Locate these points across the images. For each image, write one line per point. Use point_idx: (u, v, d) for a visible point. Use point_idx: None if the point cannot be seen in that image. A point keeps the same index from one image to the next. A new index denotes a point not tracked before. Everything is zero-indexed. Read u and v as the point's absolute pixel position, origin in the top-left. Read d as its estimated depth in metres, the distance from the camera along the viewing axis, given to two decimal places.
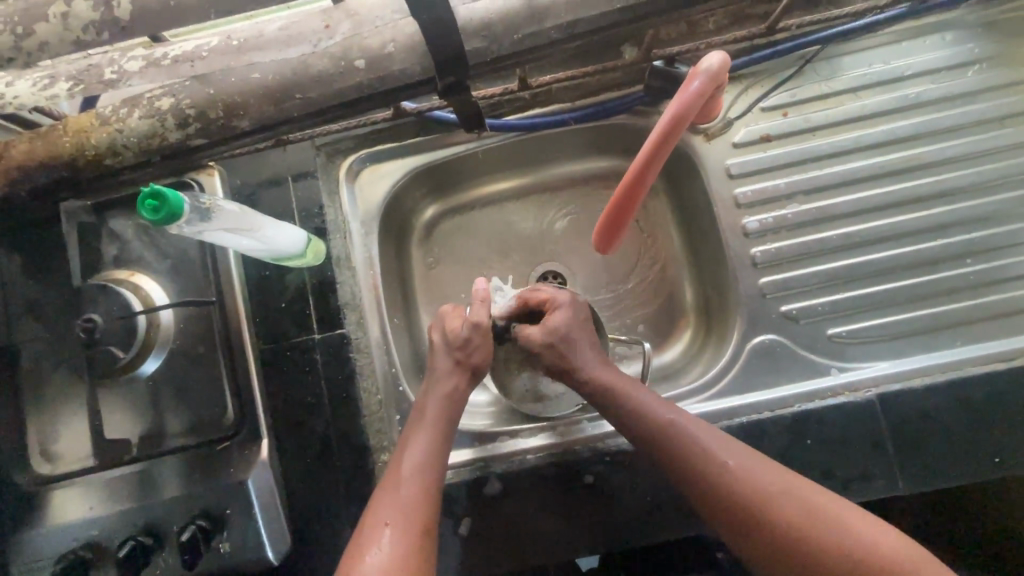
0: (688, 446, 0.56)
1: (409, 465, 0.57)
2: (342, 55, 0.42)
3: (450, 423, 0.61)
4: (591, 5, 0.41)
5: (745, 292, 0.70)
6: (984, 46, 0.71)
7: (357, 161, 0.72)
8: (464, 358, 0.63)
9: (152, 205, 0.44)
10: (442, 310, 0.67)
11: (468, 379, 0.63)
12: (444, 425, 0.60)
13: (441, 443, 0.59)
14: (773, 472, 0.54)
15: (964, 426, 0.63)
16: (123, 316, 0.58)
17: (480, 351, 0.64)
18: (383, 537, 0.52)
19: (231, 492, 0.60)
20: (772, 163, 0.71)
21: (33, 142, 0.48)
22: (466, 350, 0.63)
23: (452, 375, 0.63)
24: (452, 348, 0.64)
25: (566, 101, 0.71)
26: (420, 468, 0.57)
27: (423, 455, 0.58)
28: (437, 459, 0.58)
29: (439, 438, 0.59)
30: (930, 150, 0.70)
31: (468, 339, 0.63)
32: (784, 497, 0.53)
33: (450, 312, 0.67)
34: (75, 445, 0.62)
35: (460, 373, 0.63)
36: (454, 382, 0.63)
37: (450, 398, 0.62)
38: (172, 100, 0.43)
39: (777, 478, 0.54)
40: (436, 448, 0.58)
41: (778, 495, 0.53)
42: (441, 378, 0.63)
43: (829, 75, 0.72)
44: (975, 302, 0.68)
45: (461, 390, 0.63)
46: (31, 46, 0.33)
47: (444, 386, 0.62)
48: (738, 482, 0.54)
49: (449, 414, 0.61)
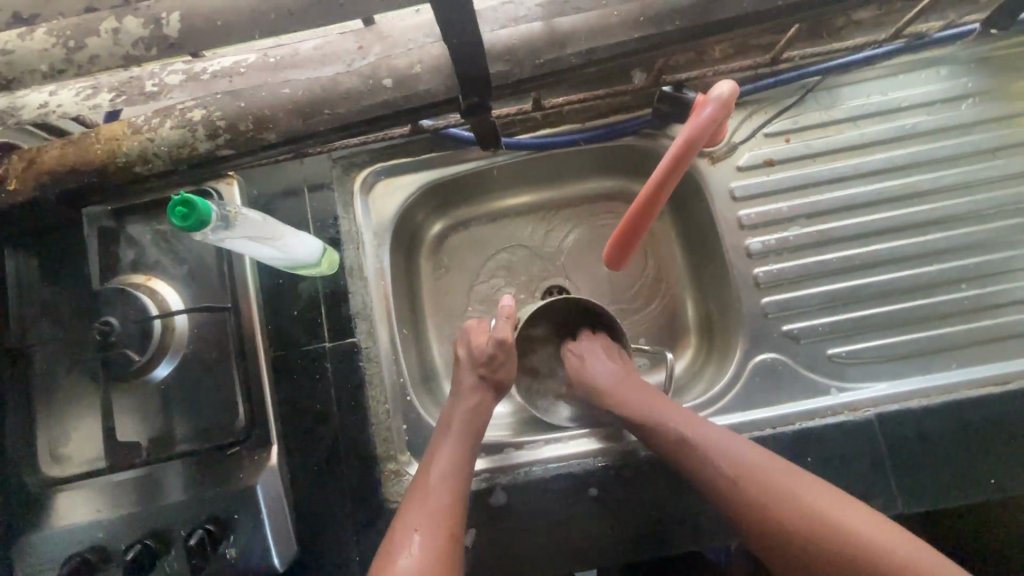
0: (705, 457, 0.57)
1: (437, 475, 0.58)
2: (371, 75, 0.44)
3: (477, 436, 0.62)
4: (610, 34, 0.43)
5: (748, 311, 0.72)
6: (977, 81, 0.75)
7: (372, 175, 0.74)
8: (487, 374, 0.66)
9: (182, 212, 0.45)
10: (466, 325, 0.70)
11: (491, 395, 0.66)
12: (470, 437, 0.62)
13: (467, 454, 0.60)
14: (791, 478, 0.54)
15: (962, 448, 0.65)
16: (139, 319, 0.60)
17: (503, 368, 0.66)
18: (412, 542, 0.53)
19: (240, 496, 0.61)
20: (775, 187, 0.73)
21: (65, 148, 0.49)
22: (490, 366, 0.66)
23: (476, 392, 0.65)
24: (476, 363, 0.66)
25: (577, 122, 0.73)
26: (448, 478, 0.58)
27: (450, 465, 0.59)
28: (463, 470, 0.59)
29: (466, 450, 0.61)
30: (926, 178, 0.73)
31: (491, 355, 0.66)
32: (803, 502, 0.53)
33: (475, 325, 0.70)
34: (84, 447, 0.63)
35: (483, 389, 0.65)
36: (479, 397, 0.65)
37: (475, 413, 0.64)
38: (203, 111, 0.44)
39: (795, 484, 0.54)
40: (463, 460, 0.60)
41: (798, 502, 0.53)
42: (466, 394, 0.65)
43: (829, 104, 0.75)
44: (971, 326, 0.69)
45: (485, 406, 0.65)
46: (82, 59, 0.35)
47: (470, 401, 0.64)
48: (754, 489, 0.54)
49: (475, 428, 0.63)
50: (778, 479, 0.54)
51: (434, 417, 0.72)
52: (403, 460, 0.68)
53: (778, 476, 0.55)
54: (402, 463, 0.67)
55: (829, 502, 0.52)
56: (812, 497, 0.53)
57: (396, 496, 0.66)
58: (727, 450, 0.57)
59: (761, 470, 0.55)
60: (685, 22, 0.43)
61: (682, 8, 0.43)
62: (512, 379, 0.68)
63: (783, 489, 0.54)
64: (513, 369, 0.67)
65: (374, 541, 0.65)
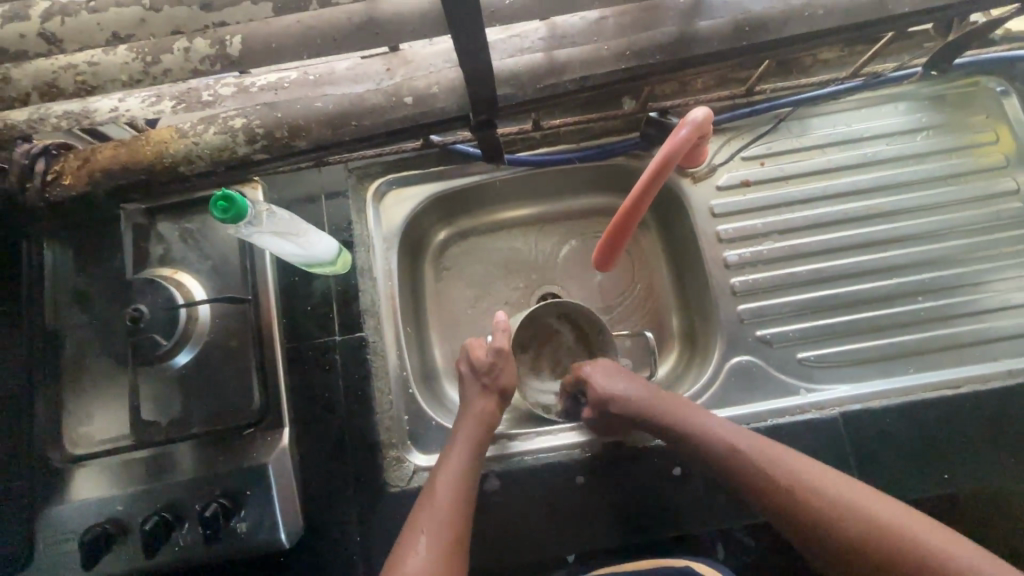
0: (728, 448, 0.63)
1: (444, 481, 0.64)
2: (395, 92, 0.51)
3: (483, 442, 0.68)
4: (602, 64, 0.50)
5: (725, 317, 0.78)
6: (931, 116, 0.83)
7: (384, 184, 0.81)
8: (490, 382, 0.72)
9: (222, 206, 0.51)
10: (466, 342, 0.75)
11: (497, 401, 0.71)
12: (477, 444, 0.67)
13: (473, 461, 0.66)
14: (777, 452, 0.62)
15: (919, 445, 0.70)
16: (167, 306, 0.64)
17: (504, 374, 0.72)
18: (419, 545, 0.59)
19: (251, 475, 0.65)
20: (751, 205, 0.81)
21: (117, 148, 0.55)
22: (492, 375, 0.72)
23: (481, 399, 0.71)
24: (479, 374, 0.72)
25: (572, 142, 0.81)
26: (454, 483, 0.63)
27: (456, 471, 0.64)
28: (468, 475, 0.64)
29: (472, 457, 0.66)
30: (887, 201, 0.81)
31: (493, 364, 0.72)
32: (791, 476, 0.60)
33: (475, 342, 0.75)
34: (107, 426, 0.67)
35: (488, 396, 0.71)
36: (485, 406, 0.70)
37: (479, 420, 0.69)
38: (244, 120, 0.51)
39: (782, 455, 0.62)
40: (469, 465, 0.65)
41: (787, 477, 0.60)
42: (473, 402, 0.71)
43: (800, 132, 0.83)
44: (927, 334, 0.76)
45: (490, 412, 0.70)
46: (156, 71, 0.42)
47: (475, 410, 0.70)
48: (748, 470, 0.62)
49: (480, 434, 0.68)
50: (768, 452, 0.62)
51: (434, 411, 0.77)
52: (404, 448, 0.73)
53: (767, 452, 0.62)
54: (403, 451, 0.72)
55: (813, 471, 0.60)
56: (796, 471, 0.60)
57: (397, 481, 0.71)
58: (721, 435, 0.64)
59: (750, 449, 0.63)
60: (666, 55, 0.50)
61: (662, 44, 0.50)
62: (514, 385, 0.73)
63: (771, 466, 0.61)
64: (513, 375, 0.73)
65: (374, 521, 0.69)
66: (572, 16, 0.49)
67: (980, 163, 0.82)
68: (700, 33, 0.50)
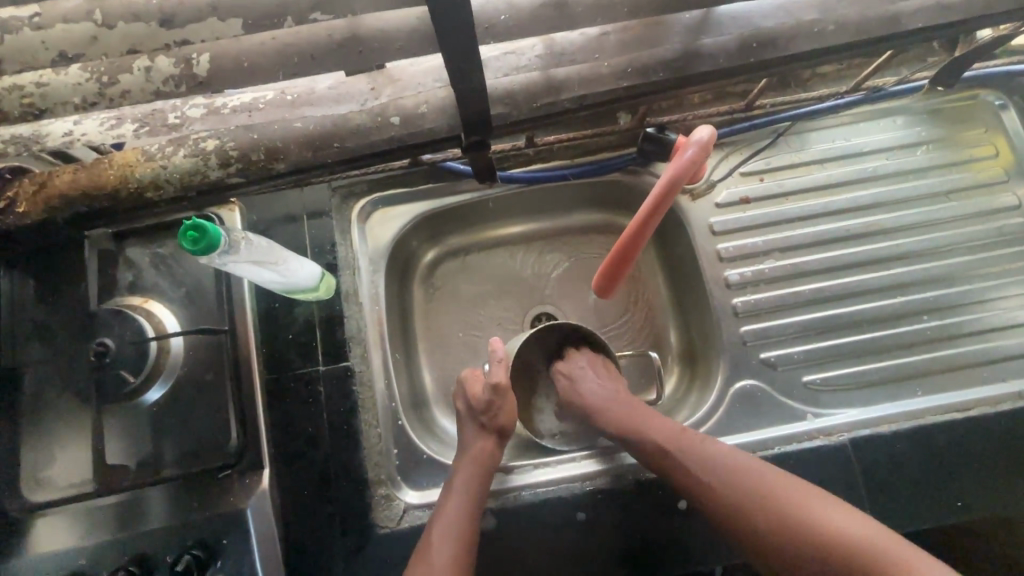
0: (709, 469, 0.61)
1: (439, 533, 0.60)
2: (380, 113, 0.47)
3: (483, 486, 0.64)
4: (602, 83, 0.47)
5: (728, 339, 0.75)
6: (930, 129, 0.82)
7: (369, 204, 0.77)
8: (488, 421, 0.68)
9: (192, 236, 0.47)
10: (462, 377, 0.71)
11: (496, 441, 0.68)
12: (475, 488, 0.63)
13: (472, 507, 0.62)
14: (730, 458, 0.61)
15: (930, 471, 0.68)
16: (135, 341, 0.60)
17: (503, 411, 0.68)
18: None
19: (230, 521, 0.61)
20: (752, 223, 0.78)
21: (76, 172, 0.50)
22: (489, 413, 0.68)
23: (478, 439, 0.67)
24: (476, 413, 0.68)
25: (565, 158, 0.77)
26: (451, 533, 0.60)
27: (453, 521, 0.61)
28: (468, 524, 0.61)
29: (471, 504, 0.62)
30: (889, 217, 0.79)
31: (489, 402, 0.68)
32: (749, 488, 0.59)
33: (471, 377, 0.71)
34: (68, 472, 0.62)
35: (487, 435, 0.67)
36: (483, 445, 0.67)
37: (477, 463, 0.65)
38: (216, 142, 0.46)
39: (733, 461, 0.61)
40: (468, 511, 0.62)
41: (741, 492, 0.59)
42: (470, 444, 0.67)
43: (800, 147, 0.80)
44: (933, 354, 0.74)
45: (488, 452, 0.66)
46: (114, 93, 0.37)
47: (472, 452, 0.66)
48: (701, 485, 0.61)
49: (480, 478, 0.64)
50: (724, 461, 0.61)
51: (427, 444, 0.73)
52: (393, 484, 0.69)
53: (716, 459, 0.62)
54: (392, 487, 0.68)
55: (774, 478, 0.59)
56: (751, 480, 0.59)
57: (388, 522, 0.67)
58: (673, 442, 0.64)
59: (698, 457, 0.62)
60: (670, 73, 0.47)
61: (666, 61, 0.47)
62: (514, 422, 0.69)
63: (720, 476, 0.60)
64: (513, 412, 0.69)
65: (364, 564, 0.65)
66: (570, 32, 0.46)
67: (981, 177, 0.80)
68: (706, 49, 0.47)
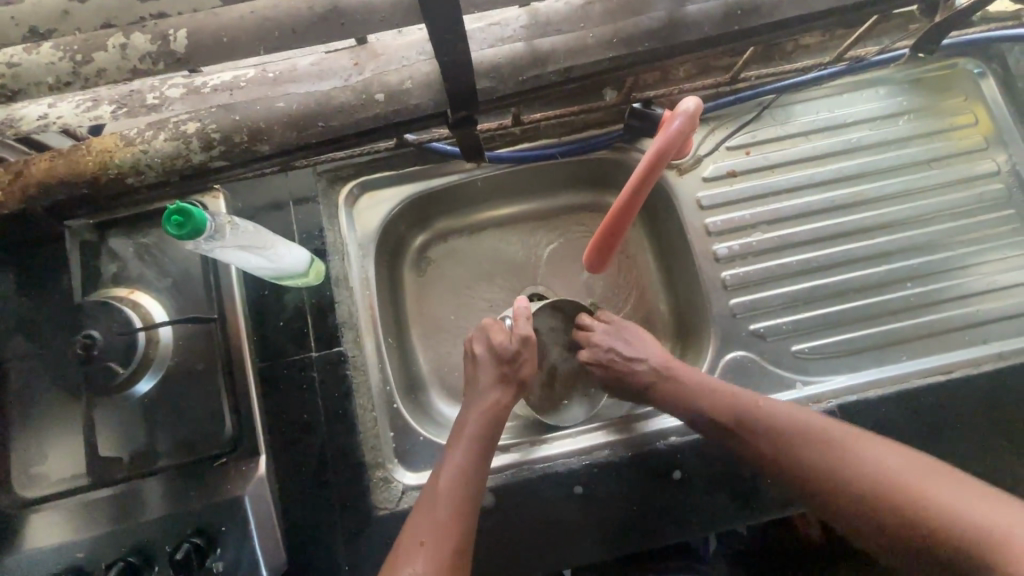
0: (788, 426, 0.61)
1: (446, 482, 0.60)
2: (364, 90, 0.46)
3: (492, 437, 0.64)
4: (587, 54, 0.47)
5: (718, 312, 0.76)
6: (910, 99, 0.82)
7: (357, 188, 0.76)
8: (510, 371, 0.68)
9: (177, 221, 0.46)
10: (484, 323, 0.71)
11: (512, 393, 0.67)
12: (485, 441, 0.63)
13: (480, 460, 0.62)
14: (846, 447, 0.58)
15: (916, 433, 0.70)
16: (122, 331, 0.59)
17: (526, 364, 0.68)
18: (416, 554, 0.56)
19: (227, 509, 0.61)
20: (739, 196, 0.79)
21: (53, 160, 0.49)
22: (512, 363, 0.68)
23: (494, 390, 0.67)
24: (500, 361, 0.68)
25: (552, 137, 0.77)
26: (456, 481, 0.60)
27: (460, 471, 0.61)
28: (475, 475, 0.61)
29: (479, 456, 0.62)
30: (872, 186, 0.80)
31: (514, 352, 0.68)
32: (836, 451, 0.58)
33: (493, 324, 0.71)
34: (60, 465, 0.61)
35: (504, 387, 0.67)
36: (497, 396, 0.66)
37: (490, 415, 0.65)
38: (197, 124, 0.46)
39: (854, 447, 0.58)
40: (475, 462, 0.62)
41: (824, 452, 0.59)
42: (484, 394, 0.67)
43: (785, 120, 0.81)
44: (916, 320, 0.76)
45: (503, 406, 0.66)
46: (89, 71, 0.37)
47: (486, 402, 0.66)
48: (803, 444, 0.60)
49: (490, 430, 0.64)
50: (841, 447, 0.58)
51: (422, 425, 0.73)
52: (391, 467, 0.69)
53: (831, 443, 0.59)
54: (390, 470, 0.69)
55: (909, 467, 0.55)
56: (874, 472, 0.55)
57: (386, 503, 0.67)
58: (770, 420, 0.62)
59: (805, 442, 0.60)
60: (656, 43, 0.47)
61: (652, 31, 0.47)
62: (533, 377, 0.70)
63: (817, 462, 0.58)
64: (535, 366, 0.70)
65: (364, 547, 0.66)
66: (554, 1, 0.45)
67: (962, 146, 0.82)
68: (690, 18, 0.47)
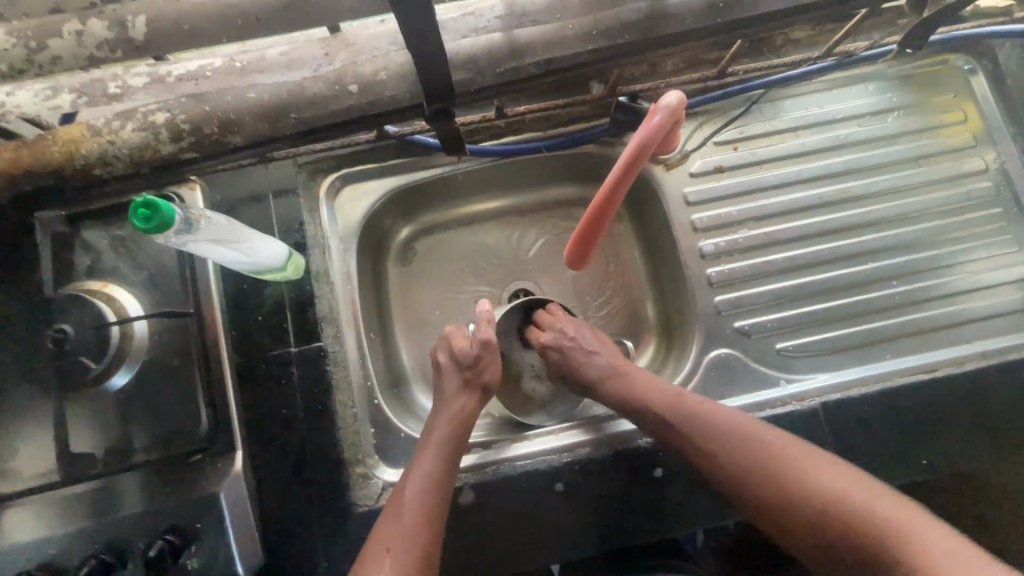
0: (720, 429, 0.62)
1: (412, 489, 0.59)
2: (336, 80, 0.45)
3: (460, 443, 0.63)
4: (566, 45, 0.46)
5: (702, 310, 0.76)
6: (899, 96, 0.82)
7: (338, 181, 0.75)
8: (473, 377, 0.67)
9: (144, 214, 0.45)
10: (447, 331, 0.70)
11: (478, 398, 0.67)
12: (451, 447, 0.63)
13: (448, 465, 0.62)
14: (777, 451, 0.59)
15: (897, 432, 0.70)
16: (94, 326, 0.58)
17: (489, 368, 0.68)
18: (384, 562, 0.55)
19: (203, 506, 0.60)
20: (726, 192, 0.78)
21: (18, 149, 0.47)
22: (474, 369, 0.67)
23: (461, 396, 0.66)
24: (461, 368, 0.67)
25: (537, 131, 0.76)
26: (424, 489, 0.59)
27: (427, 477, 0.60)
28: (443, 480, 0.60)
29: (445, 463, 0.61)
30: (860, 184, 0.79)
31: (476, 356, 0.67)
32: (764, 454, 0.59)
33: (455, 332, 0.70)
34: (32, 462, 0.60)
35: (469, 393, 0.67)
36: (464, 401, 0.66)
37: (457, 420, 0.65)
38: (166, 114, 0.44)
39: (826, 481, 0.56)
40: (442, 468, 0.61)
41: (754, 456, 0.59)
42: (451, 400, 0.66)
43: (772, 115, 0.80)
44: (901, 318, 0.76)
45: (469, 410, 0.66)
46: (43, 59, 0.35)
47: (453, 408, 0.65)
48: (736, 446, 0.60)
49: (457, 435, 0.64)
50: (808, 477, 0.57)
51: (403, 421, 0.72)
52: (371, 463, 0.68)
53: (801, 473, 0.57)
54: (369, 467, 0.68)
55: (884, 499, 0.54)
56: (844, 507, 0.54)
57: (366, 500, 0.66)
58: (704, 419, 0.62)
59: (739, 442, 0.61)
60: (636, 35, 0.46)
61: (632, 23, 0.46)
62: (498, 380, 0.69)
63: (781, 484, 0.57)
64: (499, 369, 0.69)
65: (343, 545, 0.65)
66: None
67: (951, 143, 0.81)
68: (671, 10, 0.46)
